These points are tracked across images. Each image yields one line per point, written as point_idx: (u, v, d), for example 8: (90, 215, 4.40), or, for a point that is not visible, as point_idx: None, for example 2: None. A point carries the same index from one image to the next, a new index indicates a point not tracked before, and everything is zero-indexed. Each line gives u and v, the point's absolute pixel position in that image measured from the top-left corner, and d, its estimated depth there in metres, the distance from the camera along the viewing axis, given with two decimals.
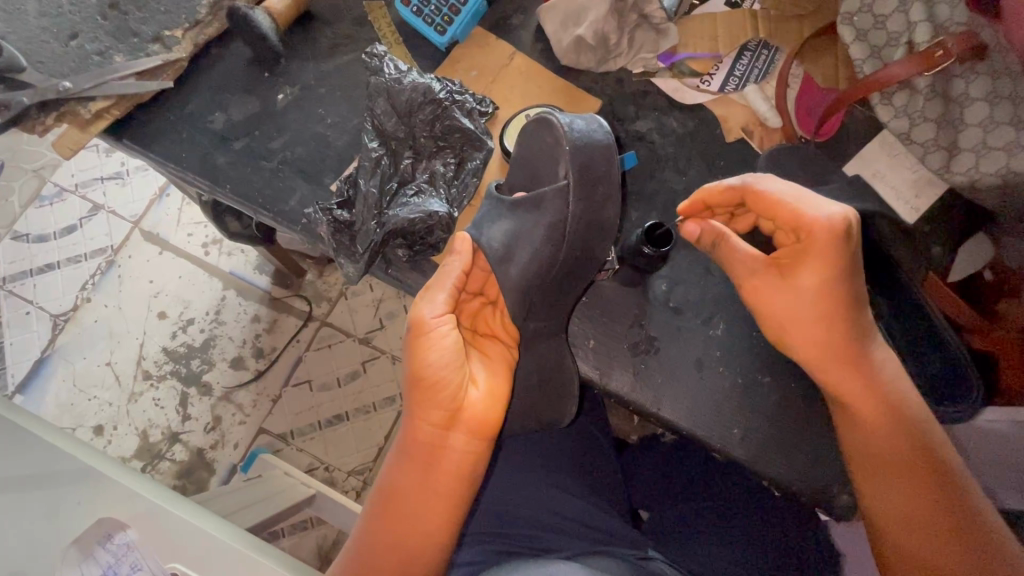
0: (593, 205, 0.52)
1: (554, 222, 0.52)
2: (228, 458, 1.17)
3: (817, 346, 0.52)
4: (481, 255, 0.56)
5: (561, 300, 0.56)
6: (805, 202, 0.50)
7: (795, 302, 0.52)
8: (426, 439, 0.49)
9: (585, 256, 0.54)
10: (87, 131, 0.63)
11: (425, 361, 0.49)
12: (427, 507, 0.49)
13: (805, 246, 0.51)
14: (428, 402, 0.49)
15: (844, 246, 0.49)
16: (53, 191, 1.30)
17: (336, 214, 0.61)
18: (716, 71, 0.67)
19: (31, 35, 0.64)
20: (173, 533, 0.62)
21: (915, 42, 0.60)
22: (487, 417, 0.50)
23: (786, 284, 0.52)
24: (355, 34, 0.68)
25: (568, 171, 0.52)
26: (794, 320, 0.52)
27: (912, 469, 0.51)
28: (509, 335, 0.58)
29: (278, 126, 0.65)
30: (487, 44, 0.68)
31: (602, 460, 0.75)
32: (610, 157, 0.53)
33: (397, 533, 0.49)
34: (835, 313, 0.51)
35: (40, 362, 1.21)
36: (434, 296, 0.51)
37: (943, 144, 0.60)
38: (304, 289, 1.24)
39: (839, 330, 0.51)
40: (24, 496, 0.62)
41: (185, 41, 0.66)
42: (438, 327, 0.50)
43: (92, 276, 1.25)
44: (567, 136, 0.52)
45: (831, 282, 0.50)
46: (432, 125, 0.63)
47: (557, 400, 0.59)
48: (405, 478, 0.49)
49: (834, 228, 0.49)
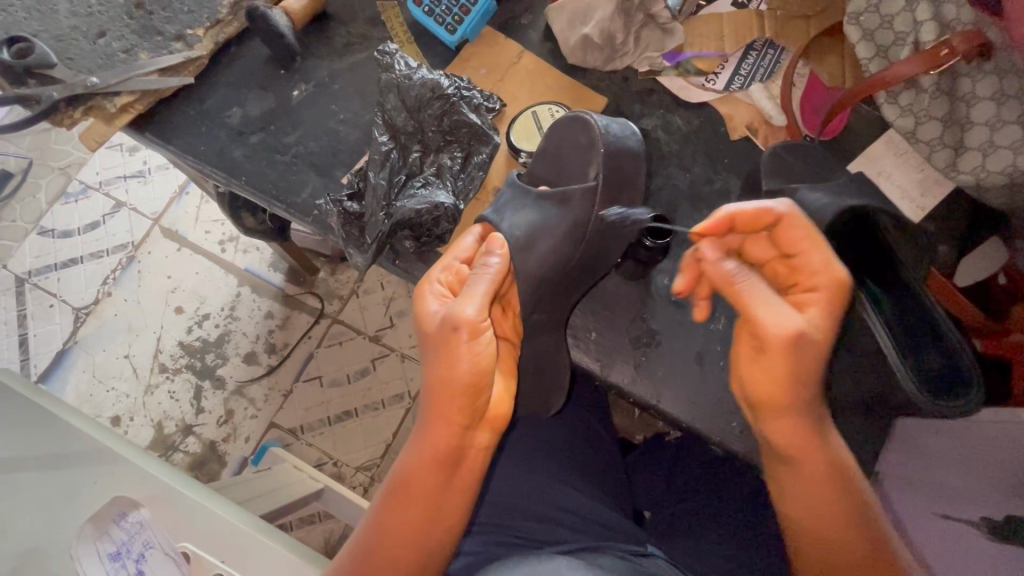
0: (616, 205, 0.58)
1: (579, 219, 0.57)
2: (239, 452, 1.19)
3: (787, 387, 0.48)
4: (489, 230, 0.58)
5: (570, 294, 0.58)
6: (825, 247, 0.50)
7: (805, 343, 0.47)
8: (452, 443, 0.49)
9: (600, 254, 0.58)
10: (112, 124, 0.66)
11: (464, 370, 0.47)
12: (446, 502, 0.50)
13: (823, 294, 0.49)
14: (453, 405, 0.48)
15: (847, 299, 0.49)
16: (79, 188, 1.35)
17: (346, 205, 0.63)
18: (721, 70, 0.68)
19: (62, 33, 0.67)
20: (185, 515, 0.64)
21: (921, 41, 0.60)
22: (504, 417, 0.52)
23: (812, 328, 0.48)
24: (369, 33, 0.70)
25: (598, 172, 0.57)
26: (796, 365, 0.48)
27: (843, 525, 0.48)
28: (515, 333, 0.57)
29: (293, 121, 0.67)
30: (497, 43, 0.69)
31: (584, 443, 0.75)
32: (637, 163, 0.59)
33: (421, 529, 0.50)
34: (811, 355, 0.48)
35: (62, 353, 1.25)
36: (471, 299, 0.49)
37: (950, 143, 0.60)
38: (317, 287, 1.26)
39: (812, 374, 0.48)
40: (47, 474, 0.64)
41: (206, 39, 0.68)
42: (483, 332, 0.48)
43: (113, 270, 1.29)
44: (602, 138, 0.57)
45: (831, 329, 0.48)
46: (440, 119, 0.64)
47: (547, 390, 0.61)
48: (426, 479, 0.49)
49: (841, 273, 0.49)
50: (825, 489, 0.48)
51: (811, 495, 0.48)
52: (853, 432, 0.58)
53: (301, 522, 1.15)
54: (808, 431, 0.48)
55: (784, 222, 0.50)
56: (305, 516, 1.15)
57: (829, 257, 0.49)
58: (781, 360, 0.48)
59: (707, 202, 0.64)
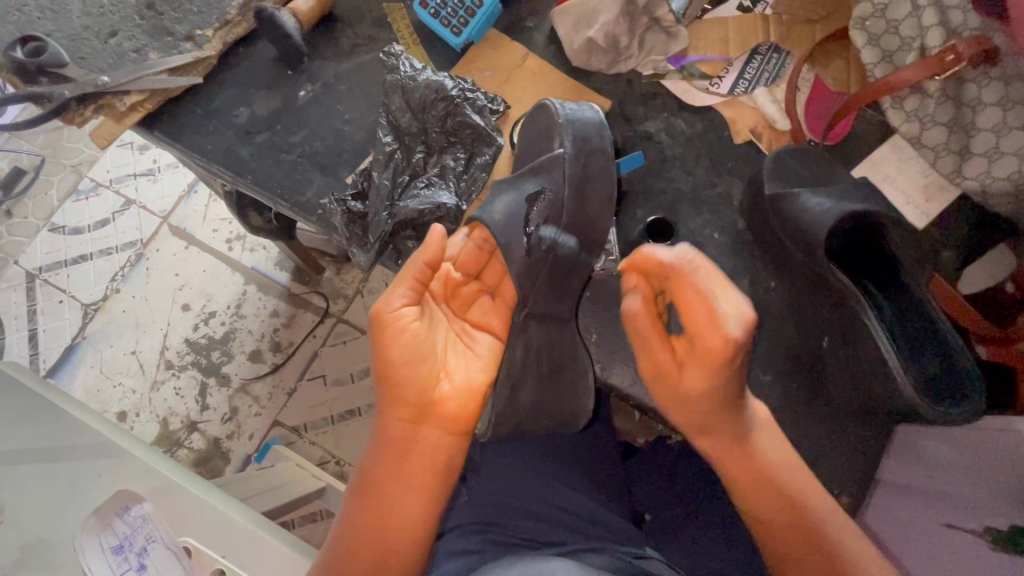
0: (587, 174, 0.57)
1: (555, 194, 0.57)
2: (243, 449, 1.20)
3: (688, 418, 0.53)
4: (479, 228, 0.59)
5: (568, 280, 0.57)
6: (710, 309, 0.47)
7: (685, 394, 0.51)
8: (397, 431, 0.52)
9: (584, 229, 0.57)
10: (122, 123, 0.66)
11: (391, 360, 0.51)
12: (400, 495, 0.52)
13: (694, 354, 0.49)
14: (399, 394, 0.51)
15: (732, 359, 0.47)
16: (89, 185, 1.37)
17: (350, 205, 0.64)
18: (726, 73, 0.68)
19: (75, 33, 0.69)
20: (187, 510, 0.65)
21: (927, 46, 0.60)
22: (463, 410, 0.53)
23: (676, 376, 0.51)
24: (375, 34, 0.71)
25: (563, 143, 0.57)
26: (674, 401, 0.53)
27: (771, 514, 0.51)
28: (500, 328, 0.58)
29: (298, 121, 0.68)
30: (502, 45, 0.70)
31: (574, 440, 0.75)
32: (603, 130, 0.58)
33: (377, 524, 0.51)
34: (697, 403, 0.51)
35: (71, 348, 1.27)
36: (396, 286, 0.52)
37: (955, 148, 0.60)
38: (322, 286, 1.27)
39: (717, 400, 0.50)
40: (53, 467, 0.65)
41: (215, 40, 0.69)
42: (399, 317, 0.51)
43: (121, 267, 1.31)
44: (558, 113, 0.58)
45: (715, 386, 0.49)
46: (444, 121, 0.65)
47: (569, 395, 0.59)
48: (378, 468, 0.53)
49: (724, 339, 0.46)
50: (753, 484, 0.52)
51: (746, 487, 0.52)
52: (849, 436, 0.59)
53: (304, 519, 1.15)
54: (725, 431, 0.52)
55: (680, 274, 0.48)
56: (307, 514, 1.15)
57: (709, 322, 0.47)
58: (664, 393, 0.54)
59: (710, 206, 0.64)
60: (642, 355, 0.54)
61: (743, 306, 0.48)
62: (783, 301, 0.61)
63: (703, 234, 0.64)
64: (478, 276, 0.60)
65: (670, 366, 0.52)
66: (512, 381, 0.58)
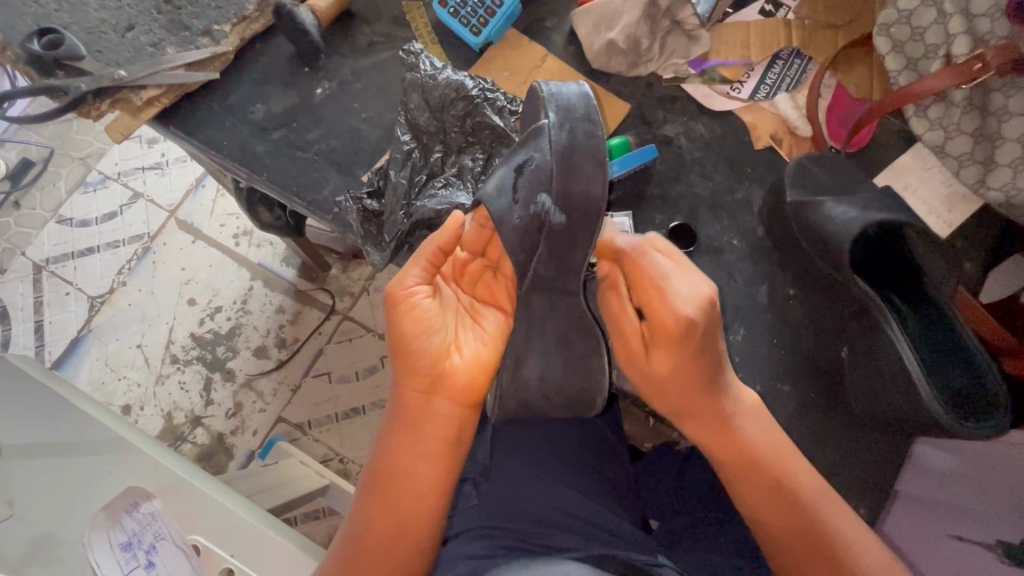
0: (575, 141, 0.53)
1: (539, 165, 0.52)
2: (247, 444, 1.20)
3: (669, 406, 0.52)
4: (482, 208, 0.54)
5: (570, 258, 0.54)
6: (665, 287, 0.47)
7: (661, 383, 0.50)
8: (411, 405, 0.52)
9: (572, 202, 0.52)
10: (138, 117, 0.66)
11: (404, 334, 0.50)
12: (415, 469, 0.51)
13: (654, 333, 0.49)
14: (410, 370, 0.51)
15: (692, 336, 0.46)
16: (97, 178, 1.37)
17: (366, 203, 0.64)
18: (747, 78, 0.67)
19: (92, 26, 0.68)
20: (195, 506, 0.64)
21: (953, 54, 0.60)
22: (472, 385, 0.51)
23: (644, 360, 0.51)
24: (393, 32, 0.70)
25: (547, 113, 0.54)
26: (650, 387, 0.52)
27: (775, 500, 0.51)
28: (509, 302, 0.56)
29: (315, 118, 0.68)
30: (521, 45, 0.69)
31: (578, 440, 0.74)
32: (591, 100, 0.55)
33: (390, 500, 0.51)
34: (671, 387, 0.50)
35: (77, 341, 1.27)
36: (410, 266, 0.51)
37: (979, 158, 0.60)
38: (328, 283, 1.27)
39: (689, 385, 0.49)
40: (61, 462, 0.65)
41: (232, 35, 0.69)
42: (413, 295, 0.50)
43: (128, 261, 1.31)
44: (541, 86, 0.55)
45: (679, 365, 0.48)
46: (463, 120, 0.65)
47: (584, 370, 0.58)
48: (392, 443, 0.52)
49: (677, 313, 0.46)
50: (755, 471, 0.51)
51: (750, 476, 0.52)
52: (866, 446, 0.58)
53: (307, 517, 1.15)
54: (722, 422, 0.51)
55: (637, 256, 0.49)
56: (310, 511, 1.15)
57: (662, 298, 0.47)
58: (642, 384, 0.53)
59: (730, 212, 0.63)
60: (618, 343, 0.53)
61: (700, 287, 0.48)
62: (797, 302, 0.61)
63: (723, 240, 0.63)
64: (483, 253, 0.57)
65: (641, 352, 0.51)
66: (519, 354, 0.57)
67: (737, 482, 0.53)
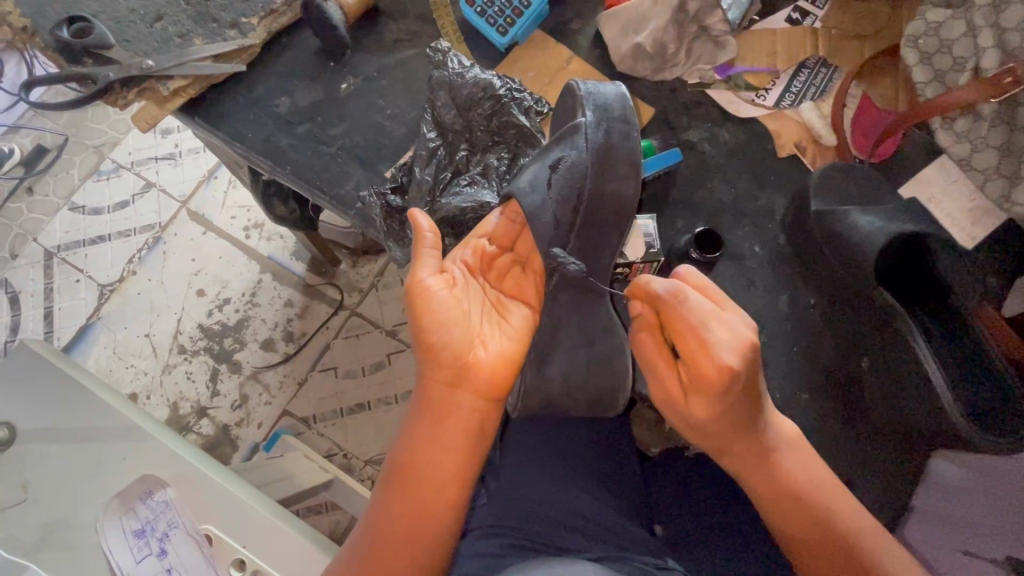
0: (611, 142, 0.54)
1: (574, 164, 0.53)
2: (251, 436, 1.20)
3: (708, 445, 0.52)
4: (513, 202, 0.56)
5: (598, 254, 0.56)
6: (706, 335, 0.46)
7: (703, 429, 0.50)
8: (435, 397, 0.51)
9: (603, 201, 0.54)
10: (164, 106, 0.67)
11: (427, 327, 0.50)
12: (436, 462, 0.51)
13: (695, 383, 0.47)
14: (433, 364, 0.51)
15: (735, 382, 0.45)
16: (111, 167, 1.38)
17: (389, 199, 0.64)
18: (772, 86, 0.67)
19: (121, 15, 0.69)
20: (208, 497, 0.64)
21: (982, 68, 0.60)
22: (498, 378, 0.51)
23: (682, 406, 0.50)
24: (419, 30, 0.70)
25: (585, 112, 0.55)
26: (689, 432, 0.51)
27: (796, 505, 0.50)
28: (535, 297, 0.56)
29: (339, 113, 0.68)
30: (547, 46, 0.69)
31: (588, 441, 0.74)
32: (626, 100, 0.55)
33: (411, 494, 0.51)
34: (714, 431, 0.50)
35: (85, 328, 1.27)
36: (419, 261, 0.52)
37: (1005, 172, 0.60)
38: (338, 278, 1.27)
39: (732, 427, 0.49)
40: (75, 448, 0.65)
41: (259, 28, 0.69)
42: (430, 288, 0.51)
43: (139, 250, 1.31)
44: (579, 84, 0.55)
45: (720, 411, 0.47)
46: (489, 119, 0.65)
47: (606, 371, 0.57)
48: (416, 437, 0.52)
49: (722, 364, 0.45)
50: (779, 479, 0.51)
51: (779, 489, 0.51)
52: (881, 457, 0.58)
53: (310, 510, 1.15)
54: (757, 451, 0.50)
55: (671, 304, 0.48)
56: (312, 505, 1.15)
57: (704, 350, 0.46)
58: (682, 427, 0.52)
59: (752, 219, 0.63)
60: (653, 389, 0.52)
61: (740, 331, 0.47)
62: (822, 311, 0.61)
63: (744, 247, 0.63)
64: (511, 247, 0.58)
65: (678, 399, 0.50)
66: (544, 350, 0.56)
67: (773, 513, 0.52)
